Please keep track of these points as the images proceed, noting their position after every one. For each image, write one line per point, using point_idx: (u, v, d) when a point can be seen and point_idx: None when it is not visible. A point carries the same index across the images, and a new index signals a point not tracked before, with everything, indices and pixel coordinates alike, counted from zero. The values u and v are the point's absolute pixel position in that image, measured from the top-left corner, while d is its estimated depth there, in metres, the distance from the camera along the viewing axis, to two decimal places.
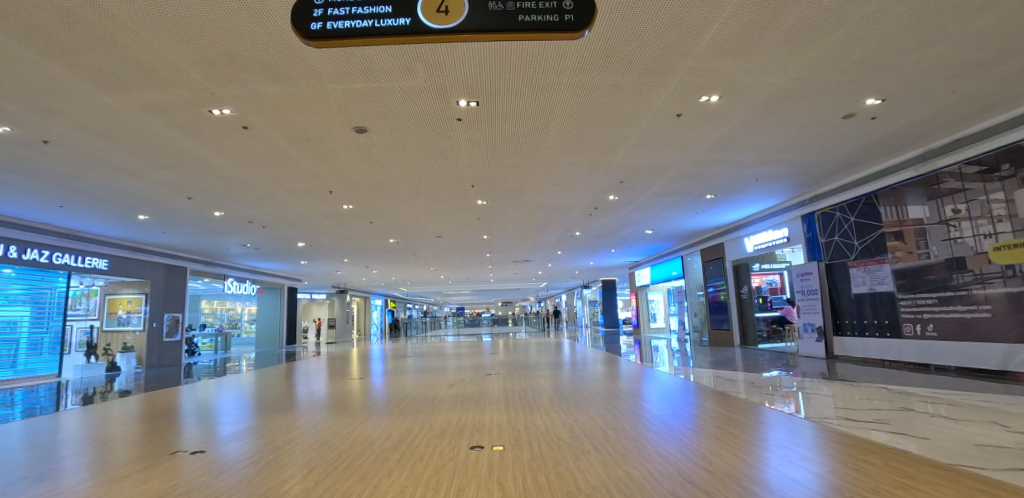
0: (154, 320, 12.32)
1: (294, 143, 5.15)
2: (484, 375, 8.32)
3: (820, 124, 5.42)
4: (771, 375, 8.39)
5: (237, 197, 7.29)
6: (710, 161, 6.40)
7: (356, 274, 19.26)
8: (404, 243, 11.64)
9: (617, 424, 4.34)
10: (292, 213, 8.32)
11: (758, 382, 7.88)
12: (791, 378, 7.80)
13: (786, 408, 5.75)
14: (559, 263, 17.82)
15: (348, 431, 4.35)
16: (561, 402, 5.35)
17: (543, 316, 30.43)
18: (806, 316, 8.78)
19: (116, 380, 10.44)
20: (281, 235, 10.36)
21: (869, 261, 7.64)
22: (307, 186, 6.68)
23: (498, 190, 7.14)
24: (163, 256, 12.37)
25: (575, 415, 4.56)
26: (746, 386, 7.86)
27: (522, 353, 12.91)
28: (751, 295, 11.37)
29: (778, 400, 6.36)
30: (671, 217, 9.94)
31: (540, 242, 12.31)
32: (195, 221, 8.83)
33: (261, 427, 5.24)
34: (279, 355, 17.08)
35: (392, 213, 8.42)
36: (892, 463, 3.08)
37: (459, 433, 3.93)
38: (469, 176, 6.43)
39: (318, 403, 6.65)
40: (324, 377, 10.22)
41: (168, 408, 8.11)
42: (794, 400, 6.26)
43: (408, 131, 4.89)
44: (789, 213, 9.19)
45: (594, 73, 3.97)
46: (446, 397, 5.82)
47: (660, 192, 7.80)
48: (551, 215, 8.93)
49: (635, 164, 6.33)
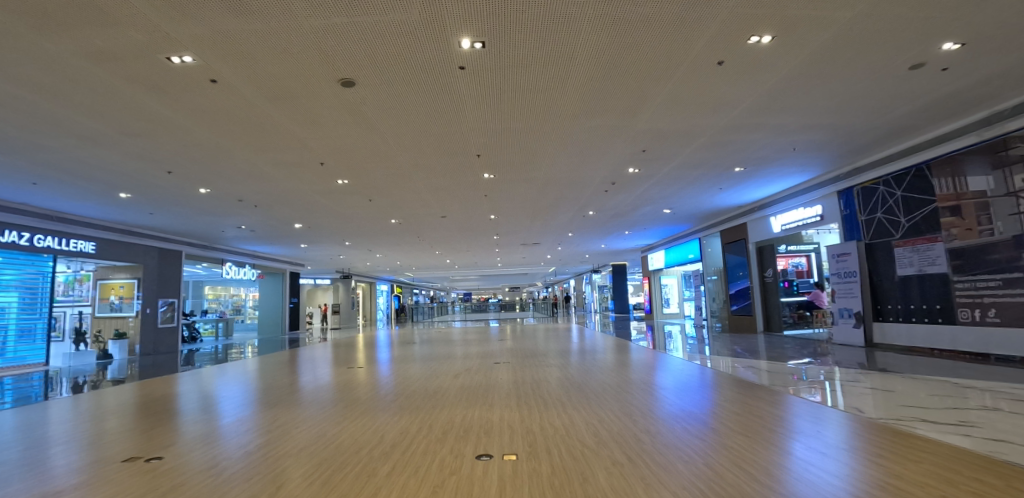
0: (148, 306, 11.82)
1: (273, 102, 4.49)
2: (492, 364, 7.72)
3: (880, 77, 4.67)
4: (799, 363, 7.73)
5: (220, 171, 6.68)
6: (746, 125, 5.67)
7: (360, 258, 18.75)
8: (407, 224, 11.00)
9: (645, 423, 3.72)
10: (285, 190, 7.69)
11: (777, 369, 7.38)
12: (820, 368, 7.15)
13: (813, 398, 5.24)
14: (569, 246, 17.19)
15: (338, 432, 3.77)
16: (579, 396, 4.74)
17: (552, 301, 29.85)
18: (842, 301, 8.04)
19: (109, 369, 10.02)
20: (275, 215, 9.74)
21: (918, 239, 6.87)
22: (294, 156, 6.03)
23: (507, 161, 6.46)
24: (155, 239, 11.82)
25: (597, 412, 3.97)
26: (766, 374, 7.34)
27: (530, 340, 12.32)
28: (777, 279, 10.75)
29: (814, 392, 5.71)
30: (692, 194, 9.19)
31: (551, 223, 11.62)
32: (181, 199, 8.21)
33: (245, 424, 4.67)
34: (282, 341, 16.69)
35: (392, 190, 7.77)
36: (1016, 485, 2.42)
37: (463, 437, 3.33)
38: (475, 143, 5.75)
39: (313, 395, 6.10)
40: (326, 365, 9.77)
41: (158, 399, 7.64)
42: (816, 391, 5.76)
43: (404, 83, 4.21)
44: (823, 189, 8.41)
45: (624, 3, 3.25)
46: (450, 391, 5.20)
47: (685, 164, 7.06)
48: (564, 191, 8.24)
49: (660, 129, 5.62)
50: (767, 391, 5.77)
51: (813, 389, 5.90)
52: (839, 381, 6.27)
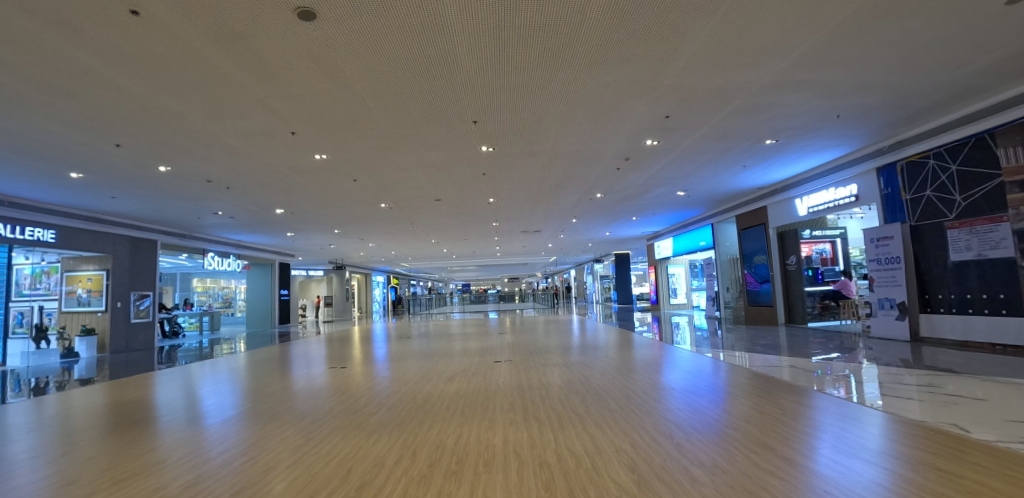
0: (119, 299, 10.94)
1: (219, 43, 3.63)
2: (493, 363, 6.93)
3: (966, 16, 3.81)
4: (824, 358, 6.97)
5: (177, 142, 5.80)
6: (790, 83, 4.80)
7: (353, 248, 17.95)
8: (398, 209, 10.15)
9: (693, 444, 2.87)
10: (257, 167, 6.83)
11: (799, 364, 6.62)
12: (847, 364, 6.38)
13: (837, 392, 4.88)
14: (572, 234, 16.41)
15: (297, 461, 2.93)
16: (598, 406, 3.93)
17: (552, 292, 29.05)
18: (882, 290, 7.18)
19: (74, 369, 9.17)
20: (253, 199, 8.87)
21: (977, 220, 6.00)
22: (259, 122, 5.16)
23: (508, 129, 5.59)
24: (125, 227, 10.91)
25: (625, 430, 3.14)
26: (789, 370, 6.58)
27: (532, 334, 11.55)
28: (800, 266, 9.94)
29: (863, 389, 4.95)
30: (711, 174, 8.33)
31: (554, 207, 10.79)
32: (142, 180, 7.34)
33: (194, 441, 3.85)
34: (272, 335, 15.95)
35: (377, 167, 6.90)
36: None
37: (455, 476, 2.48)
38: (471, 105, 4.87)
39: (287, 401, 5.29)
40: (318, 364, 8.98)
41: (122, 403, 6.82)
42: (845, 388, 5.05)
43: (377, 15, 3.33)
44: (860, 166, 7.55)
45: None
46: (444, 399, 4.39)
47: (710, 136, 6.22)
48: (571, 168, 7.41)
49: (690, 88, 4.75)
50: (803, 389, 4.98)
51: (839, 386, 5.16)
52: (877, 378, 5.50)
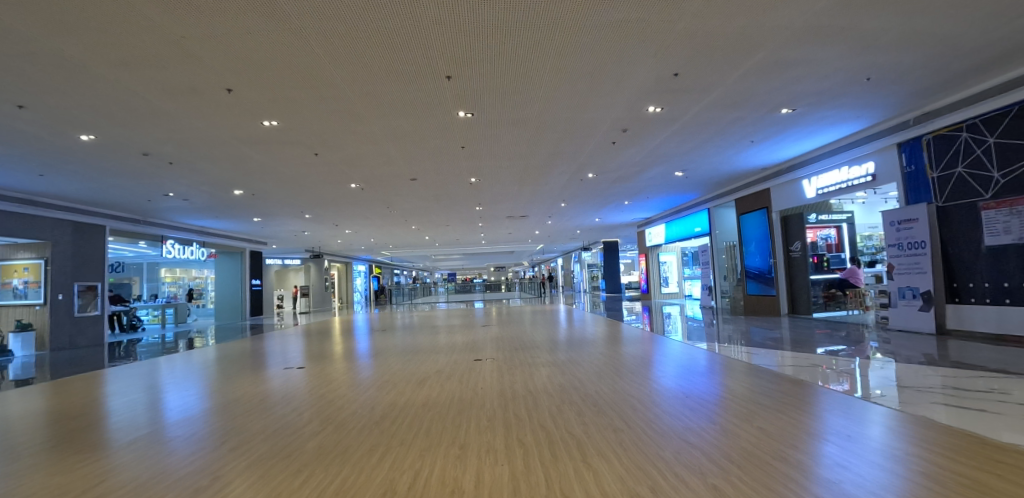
0: (60, 291, 9.89)
1: None
2: (474, 360, 6.18)
3: None
4: (829, 350, 6.38)
5: (92, 103, 4.84)
6: (823, 32, 4.04)
7: (329, 235, 16.99)
8: (371, 190, 9.26)
9: (735, 487, 2.11)
10: (199, 137, 5.90)
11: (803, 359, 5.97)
12: (854, 357, 5.74)
13: (840, 386, 4.30)
14: (561, 220, 15.66)
15: None
16: (599, 423, 3.16)
17: (539, 280, 28.35)
18: (904, 279, 6.55)
19: (7, 369, 8.16)
20: (204, 177, 7.90)
21: (1019, 199, 5.31)
22: (186, 76, 4.25)
23: (489, 89, 4.77)
24: (67, 211, 9.83)
25: (641, 466, 2.35)
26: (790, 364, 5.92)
27: (518, 325, 10.80)
28: (805, 253, 9.19)
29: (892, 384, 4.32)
30: (713, 151, 7.60)
31: (542, 189, 10.02)
32: (67, 153, 6.34)
33: (81, 469, 3.01)
34: (242, 327, 15.01)
35: (341, 138, 6.03)
36: None
37: None
38: (443, 54, 4.02)
39: (227, 411, 4.43)
40: (290, 361, 8.14)
41: (52, 408, 5.93)
42: (850, 383, 4.40)
43: None
44: (878, 142, 6.88)
45: None
46: (408, 413, 3.57)
47: (720, 101, 5.44)
48: (560, 142, 6.63)
49: (706, 35, 3.96)
50: (820, 387, 4.31)
51: (844, 380, 4.55)
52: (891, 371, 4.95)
